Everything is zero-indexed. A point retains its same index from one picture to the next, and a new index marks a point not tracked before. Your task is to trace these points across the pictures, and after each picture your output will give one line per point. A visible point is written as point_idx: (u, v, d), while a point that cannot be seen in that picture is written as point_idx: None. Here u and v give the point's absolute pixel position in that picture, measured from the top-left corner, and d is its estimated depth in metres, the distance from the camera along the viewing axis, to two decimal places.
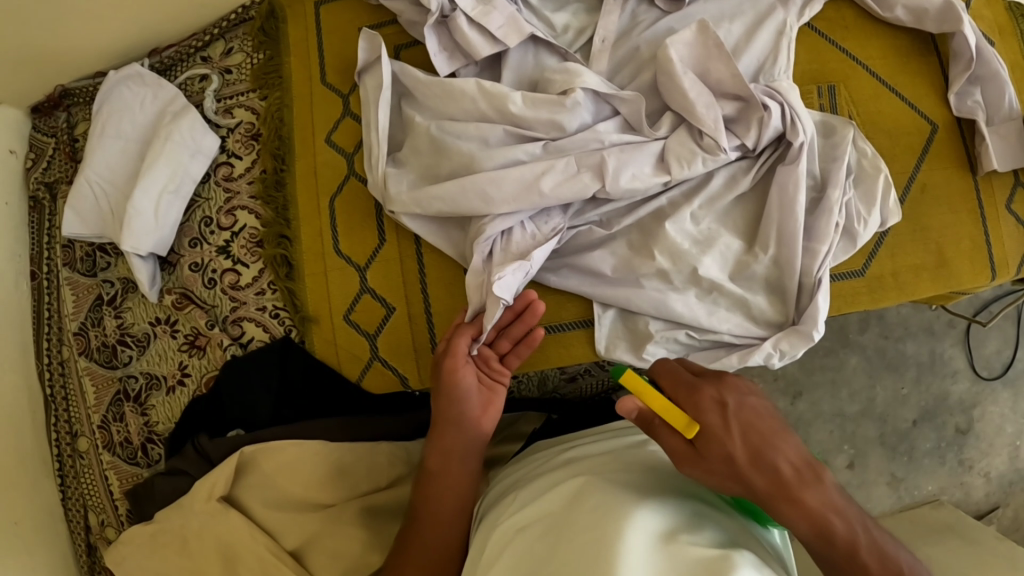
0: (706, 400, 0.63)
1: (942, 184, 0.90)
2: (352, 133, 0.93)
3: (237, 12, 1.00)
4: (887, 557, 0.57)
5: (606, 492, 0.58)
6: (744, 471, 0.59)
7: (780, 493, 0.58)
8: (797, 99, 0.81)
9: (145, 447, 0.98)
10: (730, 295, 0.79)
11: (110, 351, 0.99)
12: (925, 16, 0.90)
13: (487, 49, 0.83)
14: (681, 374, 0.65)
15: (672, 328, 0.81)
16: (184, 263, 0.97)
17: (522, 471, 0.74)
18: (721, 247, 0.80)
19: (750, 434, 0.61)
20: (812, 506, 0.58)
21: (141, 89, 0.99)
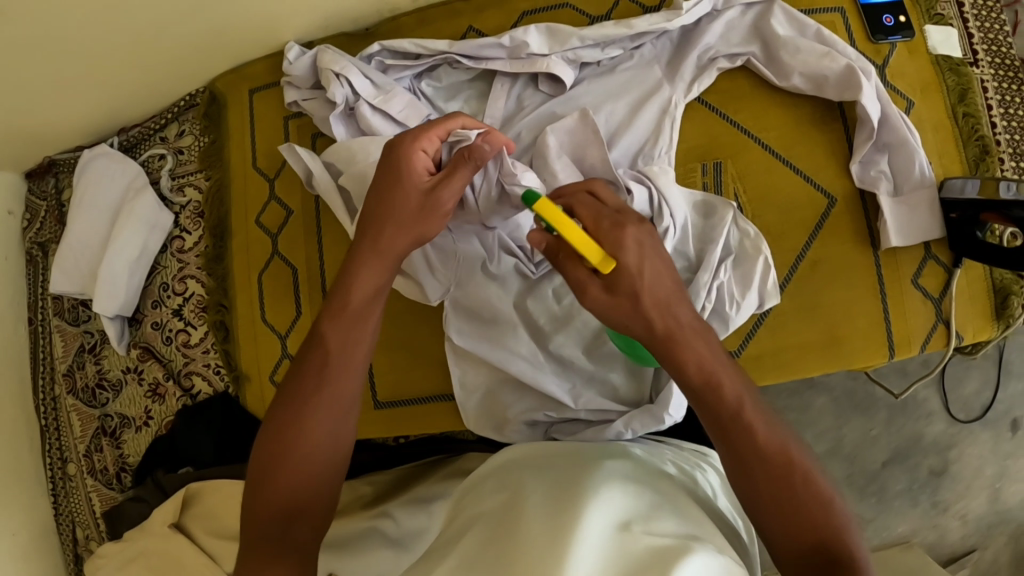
0: (626, 237, 0.64)
1: (837, 260, 0.90)
2: (277, 216, 1.02)
3: (185, 98, 1.11)
4: (769, 431, 0.64)
5: (539, 509, 0.62)
6: (648, 312, 0.64)
7: (669, 343, 0.64)
8: (668, 184, 0.84)
9: (118, 474, 1.13)
10: (582, 373, 0.88)
11: (90, 392, 1.15)
12: (825, 84, 0.90)
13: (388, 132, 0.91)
14: (597, 214, 0.66)
15: (533, 411, 0.89)
16: (147, 321, 1.11)
17: (524, 454, 0.78)
18: (578, 324, 0.88)
19: (660, 280, 0.64)
20: (704, 360, 0.65)
21: (111, 163, 1.12)
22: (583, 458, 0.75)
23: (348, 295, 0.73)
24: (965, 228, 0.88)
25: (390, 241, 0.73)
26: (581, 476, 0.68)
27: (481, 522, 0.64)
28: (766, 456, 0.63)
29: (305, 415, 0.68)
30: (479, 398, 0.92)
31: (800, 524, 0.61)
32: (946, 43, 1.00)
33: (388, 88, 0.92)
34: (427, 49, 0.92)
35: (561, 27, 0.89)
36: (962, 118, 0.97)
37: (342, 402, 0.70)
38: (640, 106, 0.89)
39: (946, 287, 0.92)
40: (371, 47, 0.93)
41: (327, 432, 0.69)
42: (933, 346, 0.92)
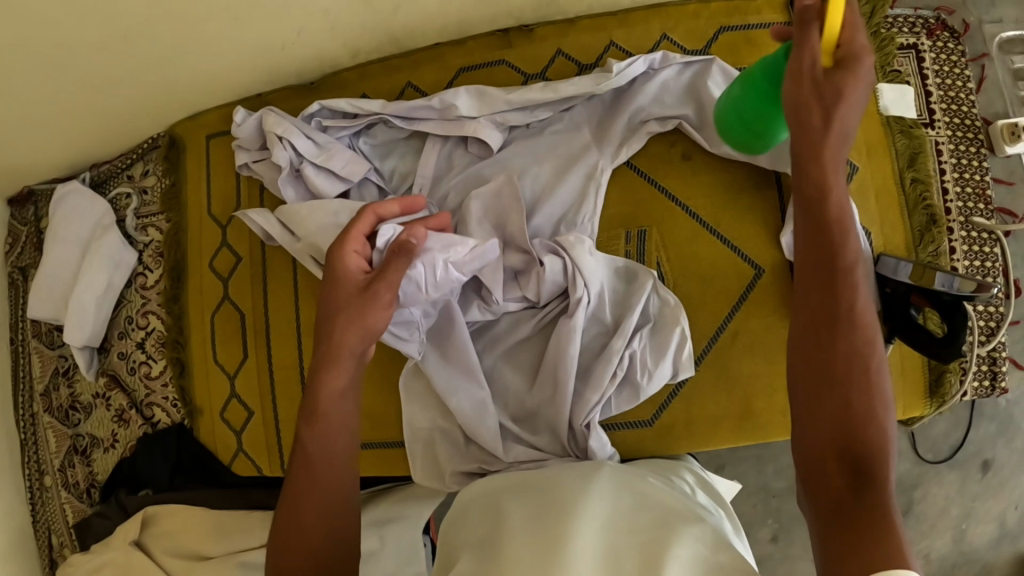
0: (859, 45, 0.60)
1: (757, 333, 0.89)
2: (228, 261, 1.06)
3: (148, 140, 1.16)
4: (855, 312, 0.59)
5: (520, 523, 0.64)
6: (823, 110, 0.60)
7: (807, 141, 0.61)
8: (583, 254, 0.85)
9: (89, 489, 1.22)
10: (511, 431, 0.88)
11: (64, 412, 1.23)
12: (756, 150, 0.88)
13: (333, 189, 0.92)
14: (858, 26, 0.60)
15: (468, 462, 0.89)
16: (114, 351, 1.18)
17: (500, 481, 0.79)
18: (500, 387, 0.89)
19: (843, 102, 0.60)
20: (833, 198, 0.61)
21: (80, 201, 1.18)
22: (557, 472, 0.77)
23: (318, 400, 0.70)
24: (896, 306, 0.88)
25: (340, 344, 0.71)
26: (559, 489, 0.70)
27: (467, 547, 0.66)
28: (854, 325, 0.59)
29: (299, 504, 0.67)
30: (423, 448, 0.92)
31: (856, 411, 0.57)
32: (899, 102, 0.96)
33: (329, 147, 0.93)
34: (362, 109, 0.93)
35: (491, 89, 0.90)
36: (911, 184, 0.94)
37: (342, 503, 0.68)
38: (567, 170, 0.89)
39: None
40: (310, 107, 0.95)
41: (327, 531, 0.67)
42: None
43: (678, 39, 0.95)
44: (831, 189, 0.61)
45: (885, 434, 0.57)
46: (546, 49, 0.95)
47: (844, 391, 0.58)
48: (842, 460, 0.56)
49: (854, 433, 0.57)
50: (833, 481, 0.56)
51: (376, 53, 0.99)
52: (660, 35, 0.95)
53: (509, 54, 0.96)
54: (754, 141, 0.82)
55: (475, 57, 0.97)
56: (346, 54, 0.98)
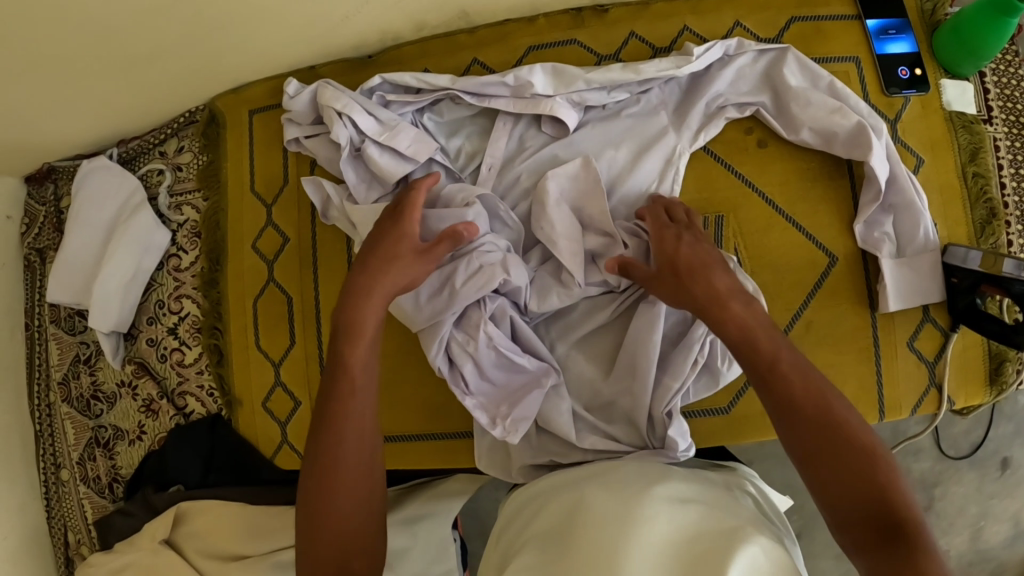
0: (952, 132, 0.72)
1: (830, 321, 0.89)
2: (274, 242, 1.00)
3: (186, 114, 1.08)
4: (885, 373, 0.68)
5: (593, 509, 0.66)
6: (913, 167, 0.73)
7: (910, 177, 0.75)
8: None
9: (111, 485, 1.15)
10: (586, 422, 0.86)
11: (85, 402, 1.16)
12: (833, 139, 0.88)
13: (399, 171, 0.89)
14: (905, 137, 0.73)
15: (540, 454, 0.86)
16: (143, 337, 1.11)
17: (556, 482, 0.78)
18: (574, 376, 0.87)
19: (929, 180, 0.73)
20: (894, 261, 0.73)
21: (109, 178, 1.11)
22: (628, 468, 0.75)
23: (347, 368, 0.75)
24: (961, 295, 0.88)
25: (363, 309, 0.77)
26: (629, 483, 0.71)
27: (536, 536, 0.68)
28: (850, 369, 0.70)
29: (330, 485, 0.71)
30: (491, 440, 0.89)
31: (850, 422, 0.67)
32: (961, 99, 0.97)
33: (394, 125, 0.90)
34: (428, 84, 0.90)
35: (568, 68, 0.88)
36: (972, 178, 0.96)
37: (369, 484, 0.73)
38: (647, 153, 0.87)
39: (941, 350, 0.92)
40: (371, 80, 0.91)
41: (359, 500, 0.72)
42: (924, 409, 0.92)
43: (752, 27, 0.94)
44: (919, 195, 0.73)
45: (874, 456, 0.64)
46: (619, 31, 0.94)
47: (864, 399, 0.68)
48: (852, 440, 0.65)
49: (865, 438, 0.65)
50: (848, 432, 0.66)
51: (440, 28, 0.95)
52: (733, 22, 0.94)
53: (580, 33, 0.94)
54: (965, 59, 0.95)
55: (546, 36, 0.94)
56: (410, 28, 0.94)
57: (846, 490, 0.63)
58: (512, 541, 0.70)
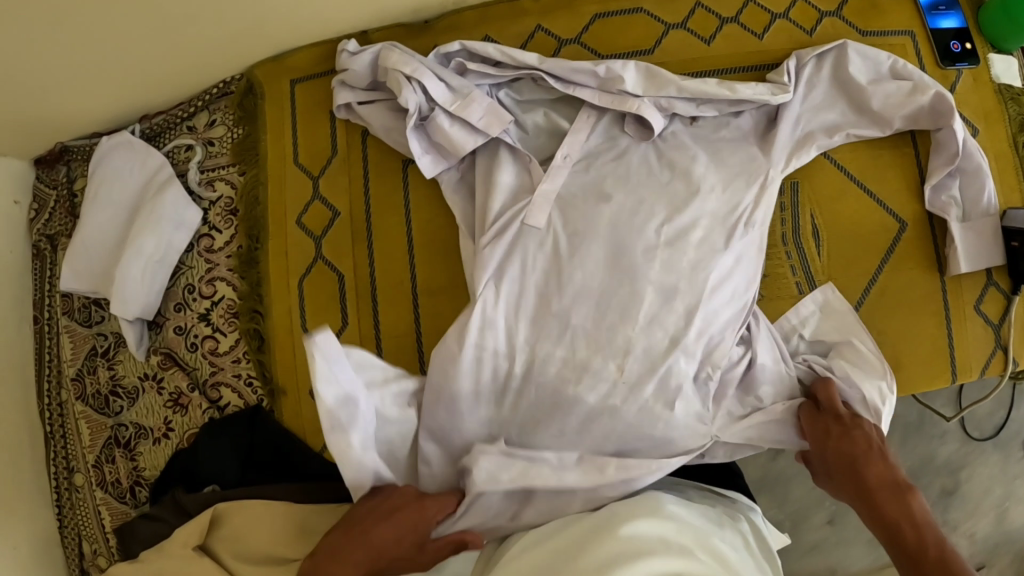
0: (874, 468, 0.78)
1: (904, 284, 0.90)
2: (322, 217, 0.94)
3: (219, 85, 1.03)
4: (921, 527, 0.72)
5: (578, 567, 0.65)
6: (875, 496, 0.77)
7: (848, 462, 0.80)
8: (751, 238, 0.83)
9: (133, 488, 1.05)
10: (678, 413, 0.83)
11: (103, 399, 1.07)
12: (920, 115, 0.88)
13: (470, 141, 0.86)
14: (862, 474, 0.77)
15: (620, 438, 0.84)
16: (169, 325, 1.02)
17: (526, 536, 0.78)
18: None
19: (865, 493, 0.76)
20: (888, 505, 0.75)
21: (130, 156, 1.05)
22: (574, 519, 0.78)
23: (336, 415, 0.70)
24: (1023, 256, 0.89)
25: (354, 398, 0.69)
26: (593, 539, 0.71)
27: None
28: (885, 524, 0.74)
29: None
30: None
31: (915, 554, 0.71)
32: (1009, 72, 1.00)
33: (466, 93, 0.87)
34: (511, 60, 0.87)
35: (661, 72, 0.87)
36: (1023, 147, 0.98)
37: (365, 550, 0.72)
38: (737, 151, 0.86)
39: (1005, 312, 0.93)
40: (451, 46, 0.89)
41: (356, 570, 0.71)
42: (992, 371, 0.93)
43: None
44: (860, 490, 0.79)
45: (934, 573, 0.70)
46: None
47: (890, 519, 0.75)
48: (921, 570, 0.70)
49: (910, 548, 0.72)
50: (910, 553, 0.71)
51: None
52: None
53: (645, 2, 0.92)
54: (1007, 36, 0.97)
55: (611, 3, 0.92)
56: None
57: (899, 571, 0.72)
58: None
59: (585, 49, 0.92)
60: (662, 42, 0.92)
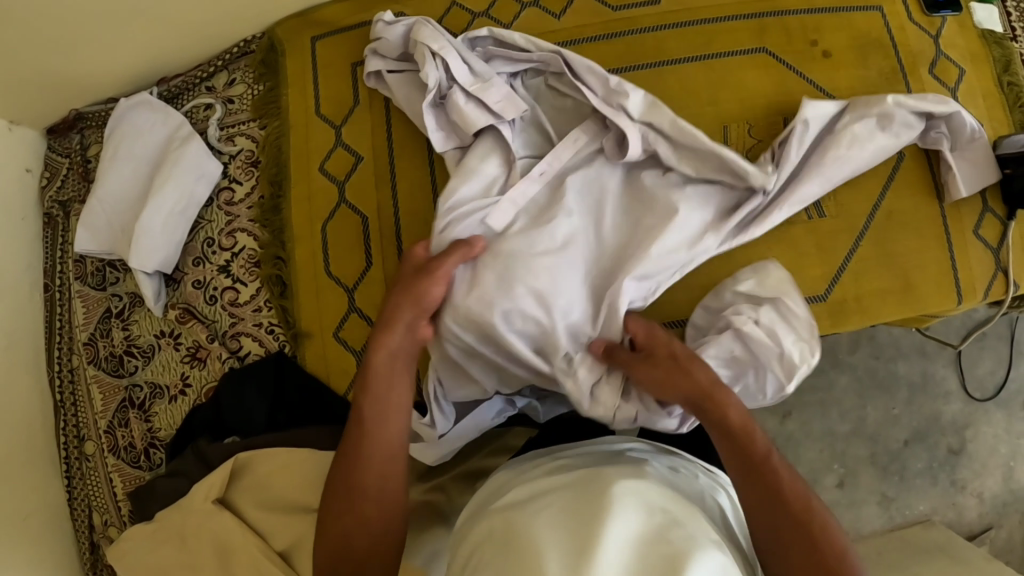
0: (664, 355, 0.76)
1: (908, 210, 0.94)
2: (345, 162, 0.97)
3: (239, 45, 1.06)
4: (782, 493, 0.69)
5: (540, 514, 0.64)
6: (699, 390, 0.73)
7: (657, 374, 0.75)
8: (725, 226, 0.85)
9: (147, 451, 1.03)
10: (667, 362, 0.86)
11: (117, 360, 1.05)
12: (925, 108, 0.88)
13: (481, 117, 0.86)
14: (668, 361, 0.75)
15: None
16: (187, 280, 1.03)
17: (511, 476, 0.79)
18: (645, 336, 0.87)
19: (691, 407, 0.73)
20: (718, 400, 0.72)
21: (151, 114, 1.05)
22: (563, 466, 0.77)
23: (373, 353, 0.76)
24: (1016, 181, 0.94)
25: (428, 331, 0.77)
26: (572, 482, 0.70)
27: (492, 528, 0.65)
28: (780, 513, 0.68)
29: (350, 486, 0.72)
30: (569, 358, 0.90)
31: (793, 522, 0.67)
32: (990, 19, 1.06)
33: (487, 78, 0.88)
34: (536, 45, 0.90)
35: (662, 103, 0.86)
36: (1008, 86, 1.03)
37: (387, 452, 0.74)
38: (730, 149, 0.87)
39: (1002, 238, 0.97)
40: (478, 32, 0.92)
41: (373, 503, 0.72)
42: (995, 293, 0.97)
43: None
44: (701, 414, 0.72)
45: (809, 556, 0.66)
46: None
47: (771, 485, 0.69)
48: (798, 539, 0.67)
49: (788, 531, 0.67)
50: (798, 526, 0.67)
51: None
52: None
53: None
54: None
55: None
56: None
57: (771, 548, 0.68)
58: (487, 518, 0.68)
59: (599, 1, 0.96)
60: None
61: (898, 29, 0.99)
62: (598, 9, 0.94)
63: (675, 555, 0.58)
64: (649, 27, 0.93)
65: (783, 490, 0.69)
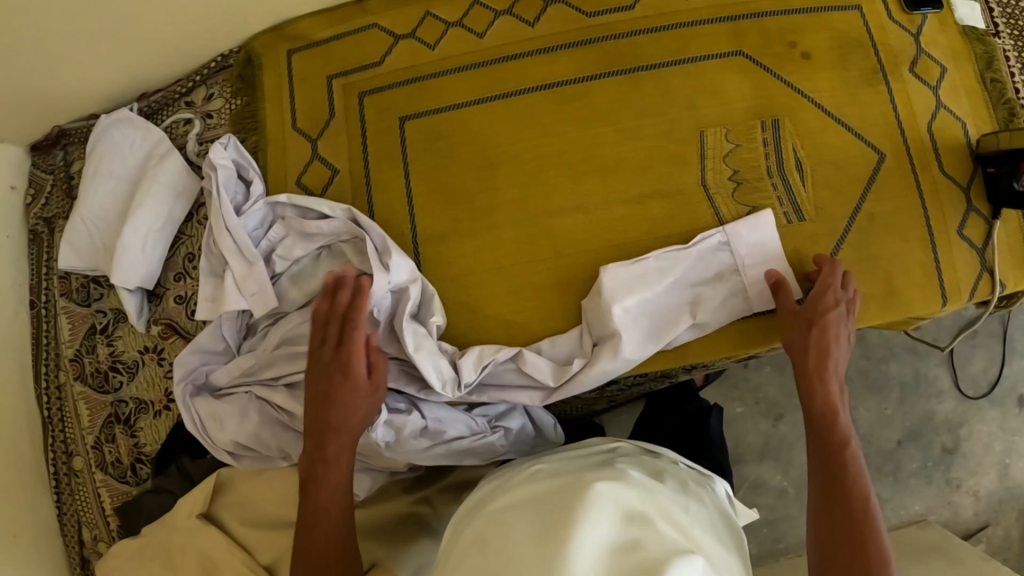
0: (820, 312, 0.83)
1: (889, 213, 0.92)
2: (322, 176, 0.97)
3: (217, 59, 1.06)
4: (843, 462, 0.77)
5: (519, 523, 0.65)
6: (813, 371, 0.82)
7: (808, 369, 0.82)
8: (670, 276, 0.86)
9: (134, 466, 1.04)
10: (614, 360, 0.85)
11: (102, 377, 1.06)
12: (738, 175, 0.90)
13: (239, 255, 0.92)
14: (808, 339, 0.82)
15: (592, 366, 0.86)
16: (169, 296, 1.04)
17: (495, 483, 0.79)
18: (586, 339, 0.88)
19: (819, 368, 0.82)
20: (813, 372, 0.82)
21: (131, 131, 1.06)
22: (545, 471, 0.77)
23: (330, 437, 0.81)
24: (999, 179, 0.93)
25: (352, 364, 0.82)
26: (549, 488, 0.70)
27: (473, 539, 0.67)
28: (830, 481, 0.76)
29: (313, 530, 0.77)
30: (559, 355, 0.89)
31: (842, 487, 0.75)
32: (971, 16, 1.06)
33: (252, 260, 0.92)
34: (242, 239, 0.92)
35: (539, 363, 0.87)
36: (991, 83, 1.03)
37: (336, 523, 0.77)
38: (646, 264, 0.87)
39: (987, 238, 0.96)
40: (219, 201, 0.93)
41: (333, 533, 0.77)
42: (981, 294, 0.96)
43: None
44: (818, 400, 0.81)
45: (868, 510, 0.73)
46: None
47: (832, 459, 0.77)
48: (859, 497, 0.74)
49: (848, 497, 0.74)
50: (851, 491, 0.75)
51: None
52: None
53: None
54: None
55: None
56: None
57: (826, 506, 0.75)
58: (472, 525, 0.70)
59: (571, 8, 0.93)
60: None
61: (878, 28, 0.99)
62: (572, 17, 0.93)
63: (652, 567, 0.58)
64: (622, 35, 0.92)
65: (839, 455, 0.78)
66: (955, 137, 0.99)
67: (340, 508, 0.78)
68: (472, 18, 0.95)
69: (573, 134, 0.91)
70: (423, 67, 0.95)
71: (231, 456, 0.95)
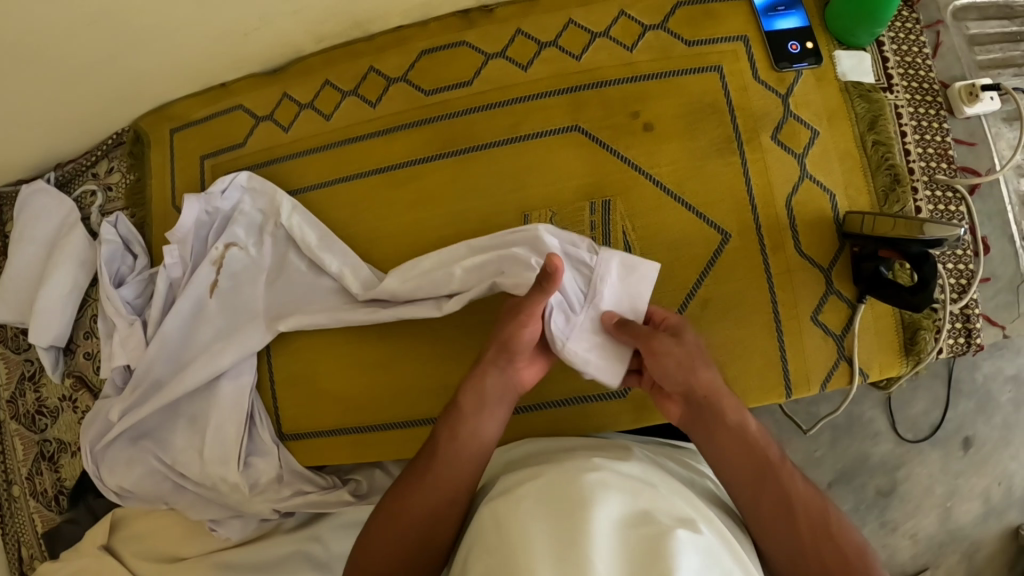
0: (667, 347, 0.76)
1: (727, 295, 0.91)
2: None
3: (114, 136, 1.16)
4: (779, 480, 0.70)
5: (532, 503, 0.61)
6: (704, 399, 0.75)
7: (695, 403, 0.75)
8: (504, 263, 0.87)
9: (57, 497, 1.18)
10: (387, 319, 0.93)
11: (31, 418, 1.19)
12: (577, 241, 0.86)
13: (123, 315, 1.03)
14: (687, 379, 0.75)
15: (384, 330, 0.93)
16: (79, 352, 1.17)
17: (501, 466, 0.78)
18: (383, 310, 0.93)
19: (705, 402, 0.75)
20: (709, 404, 0.74)
21: (44, 198, 1.15)
22: (531, 462, 0.76)
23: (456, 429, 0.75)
24: (866, 261, 0.89)
25: (478, 427, 0.75)
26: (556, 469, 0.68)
27: (482, 528, 0.63)
28: (780, 506, 0.70)
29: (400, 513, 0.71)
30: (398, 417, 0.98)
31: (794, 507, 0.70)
32: (856, 68, 0.98)
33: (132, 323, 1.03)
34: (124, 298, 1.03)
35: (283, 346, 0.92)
36: (872, 146, 0.97)
37: (446, 501, 0.70)
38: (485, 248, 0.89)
39: (848, 323, 0.92)
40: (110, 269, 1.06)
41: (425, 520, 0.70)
42: (835, 384, 0.93)
43: (634, 15, 0.97)
44: (722, 415, 0.74)
45: (831, 529, 0.68)
46: (506, 30, 0.98)
47: (774, 477, 0.71)
48: (814, 513, 0.69)
49: (803, 518, 0.69)
50: (801, 507, 0.70)
51: (341, 38, 1.01)
52: (618, 11, 0.97)
53: (469, 35, 0.98)
54: (860, 26, 0.95)
55: (440, 39, 0.99)
56: (310, 39, 1.01)
57: (786, 541, 0.69)
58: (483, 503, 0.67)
59: (411, 85, 0.99)
60: (480, 72, 0.97)
61: (738, 90, 0.95)
62: (412, 95, 0.98)
63: (660, 543, 0.56)
64: (458, 112, 0.96)
65: (767, 479, 0.71)
66: (819, 211, 0.94)
67: (452, 485, 0.71)
68: (322, 100, 1.02)
69: (406, 217, 0.97)
70: (281, 148, 1.04)
71: (119, 495, 1.06)
